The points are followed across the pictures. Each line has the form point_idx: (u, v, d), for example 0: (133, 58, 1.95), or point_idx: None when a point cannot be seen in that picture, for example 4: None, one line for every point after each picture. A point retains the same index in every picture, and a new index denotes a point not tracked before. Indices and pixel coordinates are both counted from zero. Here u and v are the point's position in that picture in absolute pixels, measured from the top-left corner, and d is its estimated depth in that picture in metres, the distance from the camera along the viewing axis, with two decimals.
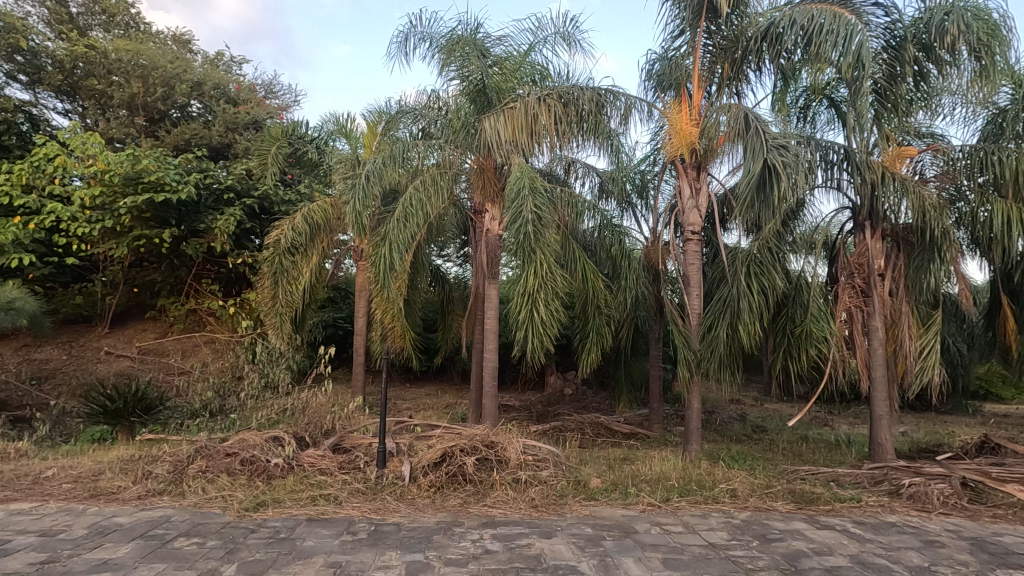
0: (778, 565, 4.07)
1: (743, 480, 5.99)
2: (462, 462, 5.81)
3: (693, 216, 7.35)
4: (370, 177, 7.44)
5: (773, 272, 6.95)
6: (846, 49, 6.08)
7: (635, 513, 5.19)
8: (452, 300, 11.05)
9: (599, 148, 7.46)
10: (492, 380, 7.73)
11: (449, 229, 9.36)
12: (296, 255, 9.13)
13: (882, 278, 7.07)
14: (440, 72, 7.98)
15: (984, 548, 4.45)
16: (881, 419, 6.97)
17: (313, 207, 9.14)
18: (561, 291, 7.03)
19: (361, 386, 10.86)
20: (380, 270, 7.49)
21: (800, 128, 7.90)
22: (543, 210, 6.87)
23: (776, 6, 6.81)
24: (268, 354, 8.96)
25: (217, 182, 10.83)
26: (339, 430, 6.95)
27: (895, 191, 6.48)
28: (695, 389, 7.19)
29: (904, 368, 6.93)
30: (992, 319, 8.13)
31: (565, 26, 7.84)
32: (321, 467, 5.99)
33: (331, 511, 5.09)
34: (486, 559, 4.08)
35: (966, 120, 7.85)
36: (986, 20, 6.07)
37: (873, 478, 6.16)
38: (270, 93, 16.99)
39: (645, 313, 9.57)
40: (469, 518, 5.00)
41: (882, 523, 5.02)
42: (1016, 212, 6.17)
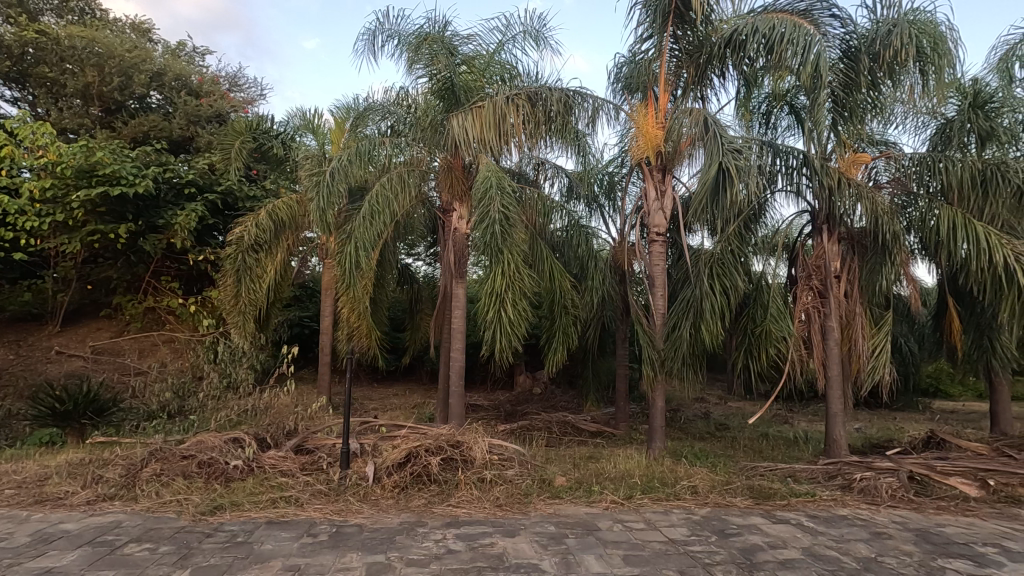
0: (734, 559, 4.18)
1: (704, 477, 6.13)
2: (427, 462, 5.78)
3: (658, 218, 7.50)
4: (335, 174, 7.32)
5: (734, 274, 7.12)
6: (805, 58, 6.26)
7: (599, 510, 5.26)
8: (421, 300, 10.99)
9: (566, 148, 7.53)
10: (459, 379, 7.70)
11: (418, 228, 9.31)
12: (260, 253, 8.92)
13: (838, 280, 7.28)
14: (408, 69, 7.95)
15: (927, 538, 4.66)
16: (836, 416, 7.19)
17: (278, 204, 9.02)
18: (528, 291, 7.05)
19: (326, 386, 10.68)
20: (346, 268, 7.38)
21: (763, 133, 8.09)
22: (511, 210, 6.87)
23: (740, 14, 6.98)
24: (230, 354, 8.58)
25: (178, 177, 10.49)
26: (302, 430, 6.84)
27: (850, 196, 6.69)
28: (659, 387, 7.31)
29: (857, 367, 7.17)
30: (941, 318, 8.41)
31: (533, 25, 7.87)
32: (282, 468, 5.87)
33: (291, 513, 5.00)
34: (448, 559, 4.07)
35: (918, 129, 8.23)
36: (932, 33, 6.37)
37: (827, 473, 6.36)
38: (234, 86, 16.53)
39: (612, 313, 9.71)
40: (433, 518, 4.99)
41: (834, 516, 5.21)
42: (961, 217, 6.40)
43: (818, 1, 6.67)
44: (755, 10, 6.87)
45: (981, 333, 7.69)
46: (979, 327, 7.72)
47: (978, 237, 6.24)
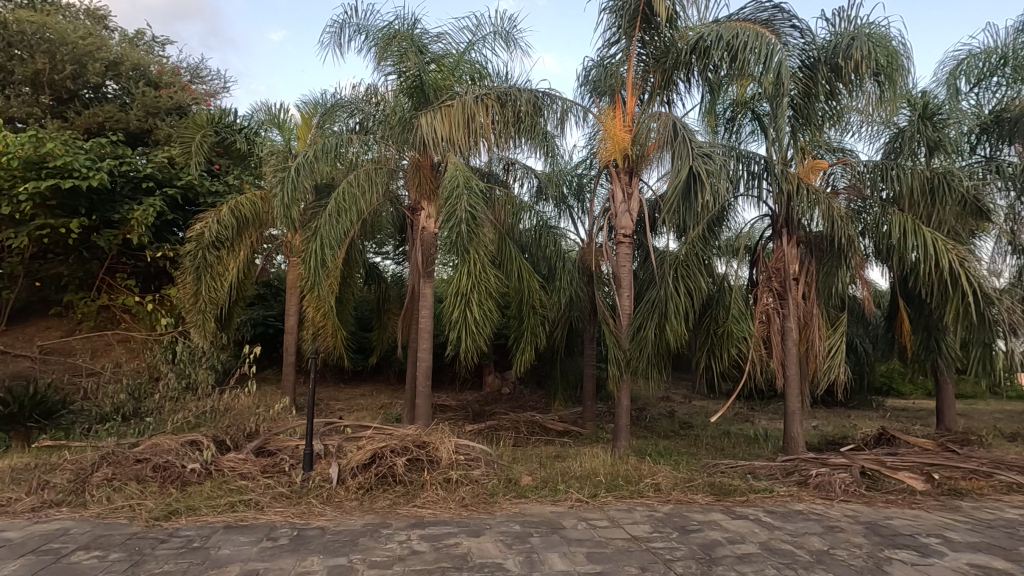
0: (694, 554, 4.27)
1: (667, 475, 6.25)
2: (392, 463, 5.73)
3: (625, 220, 7.60)
4: (300, 170, 7.20)
5: (699, 275, 7.27)
6: (767, 65, 6.44)
7: (564, 509, 5.30)
8: (388, 299, 10.89)
9: (535, 148, 7.57)
10: (425, 380, 7.65)
11: (385, 226, 9.21)
12: (221, 250, 8.71)
13: (796, 283, 7.47)
14: (376, 66, 7.85)
15: (876, 530, 4.86)
16: (794, 414, 7.40)
17: (241, 200, 8.81)
18: (495, 291, 7.06)
19: (291, 386, 10.47)
20: (312, 266, 7.24)
21: (727, 138, 8.29)
22: (478, 209, 6.83)
23: (705, 22, 7.16)
24: (189, 353, 8.15)
25: (135, 170, 10.07)
26: (263, 432, 6.69)
27: (808, 202, 6.88)
28: (624, 387, 7.43)
29: (814, 367, 7.41)
30: (893, 319, 8.77)
31: (503, 25, 7.90)
32: (242, 471, 5.73)
33: (250, 517, 4.88)
34: (412, 560, 4.05)
35: (873, 137, 8.57)
36: (886, 46, 6.64)
37: (785, 470, 6.54)
38: (196, 77, 16.00)
39: (579, 313, 9.80)
40: (398, 519, 4.95)
41: (790, 511, 5.38)
42: (912, 223, 6.64)
43: (780, 12, 6.84)
44: (720, 19, 7.04)
45: (929, 333, 8.06)
46: (928, 327, 8.09)
47: (926, 242, 6.52)
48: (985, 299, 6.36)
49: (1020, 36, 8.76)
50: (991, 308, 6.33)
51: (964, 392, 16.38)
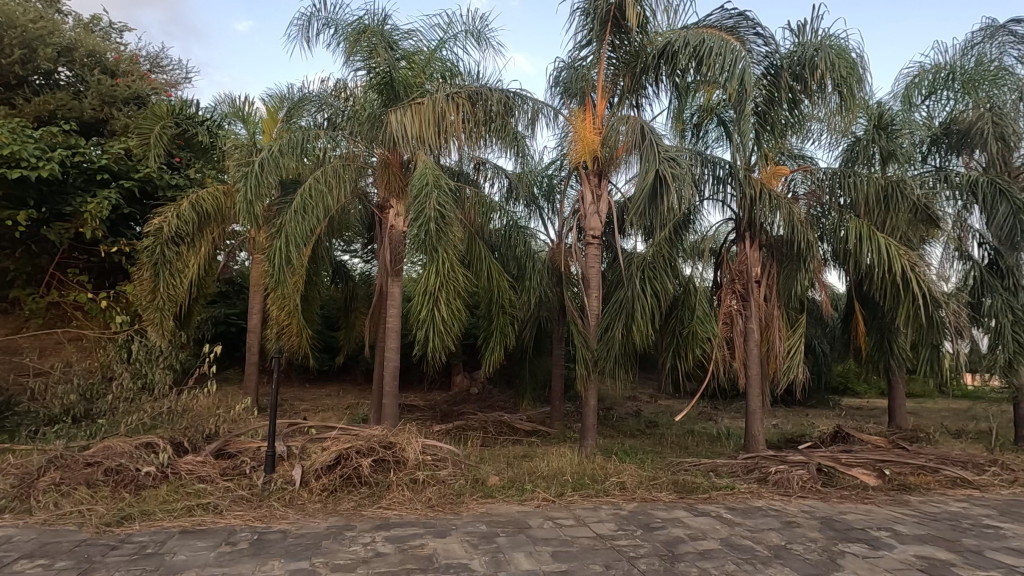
0: (657, 551, 4.34)
1: (633, 473, 6.34)
2: (357, 464, 5.65)
3: (594, 221, 7.68)
4: (265, 165, 7.04)
5: (665, 278, 7.40)
6: (732, 72, 6.60)
7: (530, 509, 5.31)
8: (356, 297, 10.72)
9: (505, 149, 7.58)
10: (393, 380, 7.56)
11: (353, 224, 9.07)
12: (181, 245, 8.44)
13: (758, 285, 7.66)
14: (345, 61, 7.72)
15: (830, 525, 5.04)
16: (755, 413, 7.60)
17: (203, 194, 8.58)
18: (463, 291, 7.03)
19: (254, 387, 10.22)
20: (276, 264, 7.06)
21: (694, 143, 8.46)
22: (447, 208, 6.79)
23: (674, 28, 7.29)
24: (146, 352, 7.78)
25: (89, 161, 9.51)
26: (223, 434, 6.51)
27: (770, 207, 7.07)
28: (592, 387, 7.50)
29: (774, 367, 7.62)
30: (849, 321, 9.09)
31: (475, 24, 7.89)
32: (200, 474, 5.55)
33: (208, 521, 4.74)
34: (376, 563, 3.99)
35: (833, 145, 8.88)
36: (847, 59, 6.88)
37: (746, 467, 6.71)
38: (156, 66, 15.40)
39: (548, 313, 9.84)
40: (363, 521, 4.87)
41: (750, 508, 5.53)
42: (867, 229, 6.87)
43: (744, 19, 6.99)
44: (688, 25, 7.18)
45: (882, 335, 8.38)
46: (881, 329, 8.41)
47: (881, 247, 6.76)
48: (933, 302, 6.68)
49: (967, 52, 9.24)
50: (938, 311, 6.67)
51: (913, 391, 17.15)
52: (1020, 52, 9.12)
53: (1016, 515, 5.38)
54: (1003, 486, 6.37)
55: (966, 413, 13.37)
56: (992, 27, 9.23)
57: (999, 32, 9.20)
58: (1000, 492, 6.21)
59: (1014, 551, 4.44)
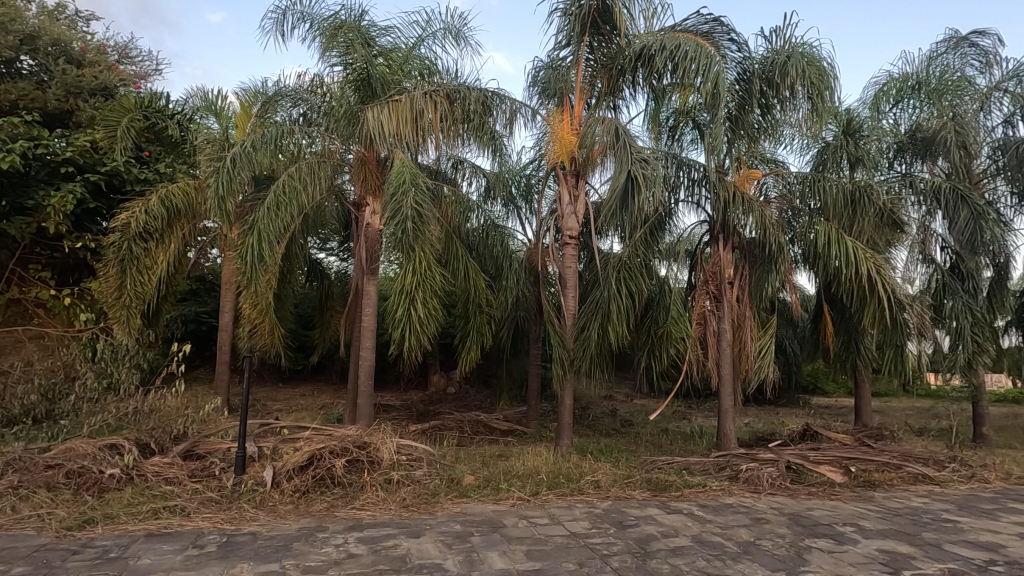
0: (630, 549, 4.38)
1: (607, 472, 6.39)
2: (331, 465, 5.59)
3: (571, 222, 7.71)
4: (237, 160, 6.91)
5: (640, 278, 7.49)
6: (706, 76, 6.71)
7: (505, 508, 5.32)
8: (331, 295, 10.58)
9: (481, 148, 7.58)
10: (368, 379, 7.49)
11: (329, 221, 8.96)
12: (149, 241, 8.22)
13: (731, 286, 7.78)
14: (321, 56, 7.62)
15: (798, 521, 5.16)
16: (727, 412, 7.73)
17: (173, 189, 8.40)
18: (440, 290, 6.99)
19: (225, 386, 10.01)
20: (248, 262, 6.93)
21: (669, 145, 8.57)
22: (424, 206, 6.75)
23: (651, 32, 7.37)
24: (112, 351, 7.57)
25: (52, 153, 9.14)
26: (192, 435, 6.37)
27: (742, 209, 7.19)
28: (568, 386, 7.55)
29: (745, 367, 7.75)
30: (818, 322, 9.32)
31: (454, 22, 7.86)
32: (167, 476, 5.42)
33: (175, 525, 4.62)
34: (348, 564, 3.95)
35: (804, 150, 9.11)
36: (817, 66, 7.06)
37: (718, 465, 6.82)
38: (124, 57, 14.93)
39: (525, 313, 9.86)
40: (336, 522, 4.82)
41: (721, 505, 5.63)
42: (835, 233, 7.03)
43: (719, 25, 7.11)
44: (665, 29, 7.28)
45: (849, 336, 8.61)
46: (848, 330, 8.64)
47: (848, 251, 6.94)
48: (898, 304, 6.90)
49: (931, 63, 9.57)
50: (902, 313, 6.89)
51: (879, 390, 17.65)
52: (981, 63, 9.48)
53: (973, 509, 5.58)
54: (962, 481, 6.62)
55: (928, 411, 13.81)
56: (955, 38, 9.58)
57: (963, 44, 9.54)
58: (959, 487, 6.45)
59: (971, 544, 4.61)
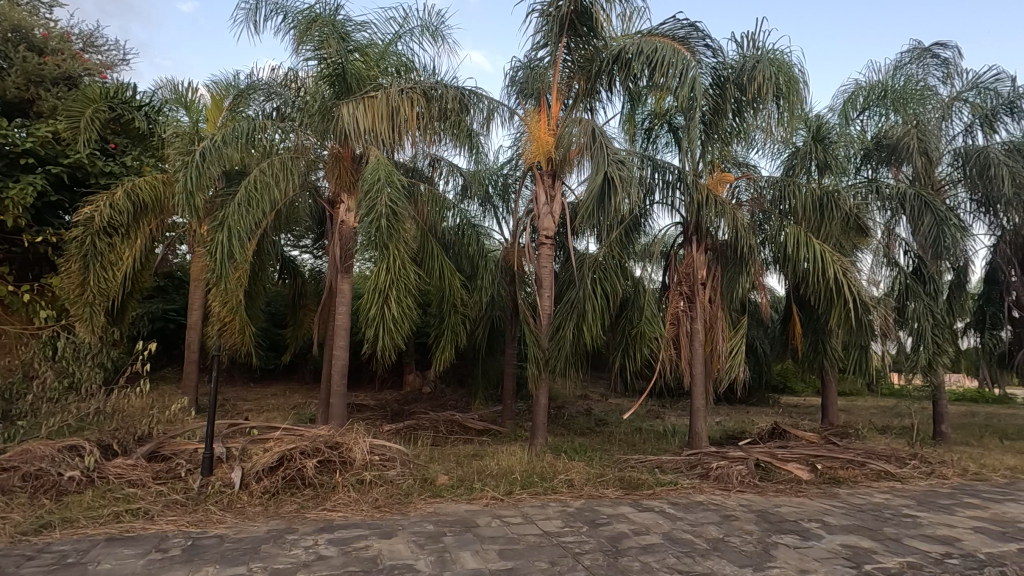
0: (602, 547, 4.42)
1: (581, 470, 6.44)
2: (302, 465, 5.50)
3: (547, 222, 7.73)
4: (207, 155, 6.75)
5: (615, 279, 7.56)
6: (682, 80, 6.79)
7: (478, 507, 5.32)
8: (305, 294, 10.42)
9: (459, 146, 7.55)
10: (341, 379, 7.39)
11: (302, 218, 8.80)
12: (114, 236, 8.01)
13: (704, 287, 7.88)
14: (295, 49, 7.49)
15: (766, 518, 5.27)
16: (699, 411, 7.84)
17: (139, 183, 8.23)
18: (414, 288, 6.93)
19: (193, 385, 9.77)
20: (217, 259, 6.75)
21: (644, 147, 8.67)
22: (399, 204, 6.68)
23: (628, 34, 7.45)
24: (73, 350, 7.30)
25: (11, 144, 8.72)
26: (157, 436, 6.20)
27: (716, 212, 7.29)
28: (543, 385, 7.57)
29: (717, 366, 7.87)
30: (787, 322, 9.53)
31: (431, 19, 7.80)
32: (130, 479, 5.28)
33: (138, 528, 4.50)
34: (318, 566, 3.89)
35: (776, 154, 9.32)
36: (787, 72, 7.22)
37: (689, 463, 6.93)
38: (90, 46, 14.43)
39: (501, 312, 9.88)
40: (306, 524, 4.74)
41: (691, 502, 5.72)
42: (804, 235, 7.18)
43: (694, 30, 7.20)
44: (642, 32, 7.36)
45: (816, 336, 8.82)
46: (815, 331, 8.85)
47: (816, 253, 7.10)
48: (863, 306, 7.10)
49: (897, 72, 9.88)
50: (867, 314, 7.09)
51: (845, 390, 18.16)
52: (943, 73, 9.83)
53: (931, 504, 5.79)
54: (921, 478, 6.86)
55: (891, 410, 14.26)
56: (919, 49, 9.91)
57: (926, 55, 9.90)
58: (918, 483, 6.68)
59: (929, 538, 4.77)
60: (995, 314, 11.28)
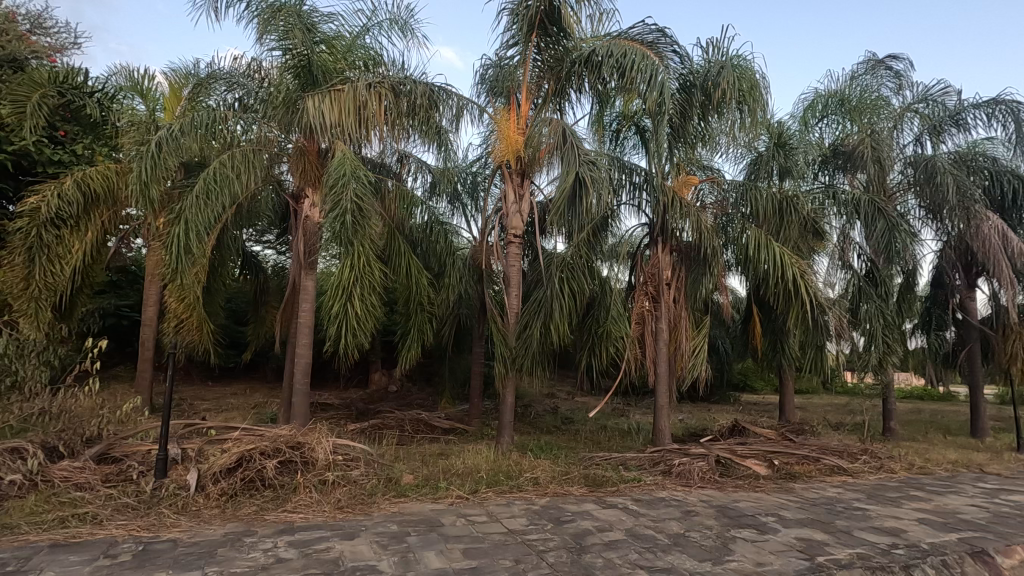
0: (566, 544, 4.46)
1: (546, 468, 6.47)
2: (261, 466, 5.37)
3: (516, 220, 7.74)
4: (163, 145, 6.50)
5: (582, 278, 7.62)
6: (650, 84, 6.89)
7: (443, 507, 5.29)
8: (267, 290, 10.17)
9: (427, 143, 7.47)
10: (304, 378, 7.23)
11: (264, 213, 8.57)
12: (63, 228, 7.65)
13: (668, 287, 8.01)
14: (258, 39, 7.27)
15: (725, 513, 5.40)
16: (662, 409, 7.99)
17: (90, 172, 7.89)
18: (379, 285, 6.84)
19: (147, 384, 9.40)
20: (173, 253, 6.50)
21: (612, 148, 8.77)
22: (365, 200, 6.55)
23: (598, 36, 7.51)
24: (17, 346, 6.88)
25: None
26: (107, 437, 5.95)
27: (681, 213, 7.43)
28: (510, 384, 7.58)
29: (680, 365, 8.02)
30: (748, 323, 9.79)
31: (400, 13, 7.69)
32: (77, 482, 5.06)
33: (85, 533, 4.30)
34: (277, 569, 3.80)
35: (739, 158, 9.57)
36: (749, 78, 7.43)
37: (652, 460, 7.05)
38: (37, 27, 13.71)
39: (469, 310, 9.86)
40: (265, 526, 4.63)
41: (654, 499, 5.82)
42: (764, 237, 7.37)
43: (663, 36, 7.31)
44: (611, 35, 7.44)
45: (775, 336, 9.09)
46: (774, 331, 9.13)
47: (776, 255, 7.30)
48: (819, 307, 7.36)
49: (853, 82, 10.25)
50: (823, 315, 7.36)
51: (801, 388, 18.82)
52: (896, 85, 10.25)
53: (880, 497, 6.05)
54: (871, 472, 7.16)
55: (845, 408, 14.84)
56: (873, 60, 10.32)
57: (880, 66, 10.32)
58: (868, 477, 6.97)
59: (877, 530, 4.98)
60: (940, 317, 11.95)
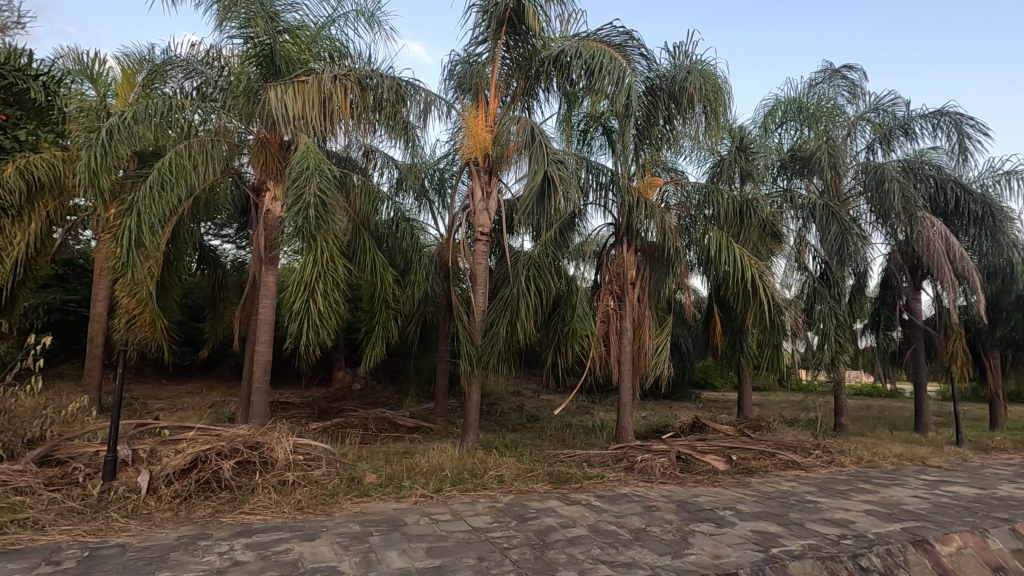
0: (529, 541, 4.48)
1: (510, 466, 6.48)
2: (218, 467, 5.21)
3: (483, 218, 7.71)
4: (115, 132, 6.22)
5: (548, 276, 7.65)
6: (618, 86, 6.98)
7: (406, 506, 5.24)
8: (226, 286, 9.86)
9: (393, 138, 7.37)
10: (263, 376, 7.05)
11: (224, 206, 8.31)
12: (4, 217, 7.37)
13: (633, 286, 8.14)
14: (217, 26, 7.01)
15: (685, 507, 5.53)
16: (626, 406, 8.11)
17: (35, 159, 7.54)
18: (342, 281, 6.72)
19: (96, 383, 8.98)
20: (124, 246, 6.23)
21: (580, 148, 8.84)
22: (329, 194, 6.41)
23: (566, 36, 7.56)
24: None
25: None
26: (51, 439, 5.65)
27: (645, 214, 7.56)
28: (475, 382, 7.56)
29: (643, 364, 8.16)
30: (709, 322, 10.04)
31: (367, 5, 7.56)
32: (17, 485, 4.78)
33: (25, 540, 4.08)
34: (233, 572, 3.70)
35: (702, 161, 9.79)
36: (713, 83, 7.63)
37: (615, 457, 7.15)
38: None
39: (435, 308, 9.79)
40: (220, 529, 4.49)
41: (617, 495, 5.91)
42: (725, 238, 7.56)
43: (630, 39, 7.41)
44: (580, 35, 7.50)
45: (734, 335, 9.35)
46: (733, 330, 9.39)
47: (736, 256, 7.50)
48: (776, 307, 7.61)
49: (810, 91, 10.63)
50: (779, 315, 7.61)
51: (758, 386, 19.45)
52: (850, 94, 10.66)
53: (830, 490, 6.30)
54: (822, 466, 7.45)
55: (799, 404, 15.41)
56: (830, 70, 10.71)
57: (836, 76, 10.70)
58: (820, 471, 7.25)
59: (828, 521, 5.18)
60: (888, 317, 12.53)
